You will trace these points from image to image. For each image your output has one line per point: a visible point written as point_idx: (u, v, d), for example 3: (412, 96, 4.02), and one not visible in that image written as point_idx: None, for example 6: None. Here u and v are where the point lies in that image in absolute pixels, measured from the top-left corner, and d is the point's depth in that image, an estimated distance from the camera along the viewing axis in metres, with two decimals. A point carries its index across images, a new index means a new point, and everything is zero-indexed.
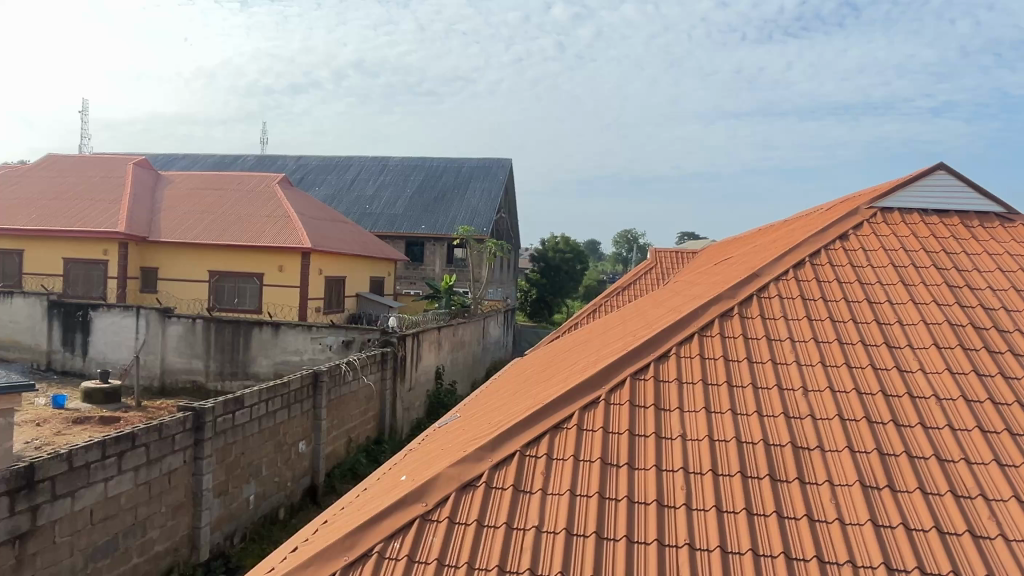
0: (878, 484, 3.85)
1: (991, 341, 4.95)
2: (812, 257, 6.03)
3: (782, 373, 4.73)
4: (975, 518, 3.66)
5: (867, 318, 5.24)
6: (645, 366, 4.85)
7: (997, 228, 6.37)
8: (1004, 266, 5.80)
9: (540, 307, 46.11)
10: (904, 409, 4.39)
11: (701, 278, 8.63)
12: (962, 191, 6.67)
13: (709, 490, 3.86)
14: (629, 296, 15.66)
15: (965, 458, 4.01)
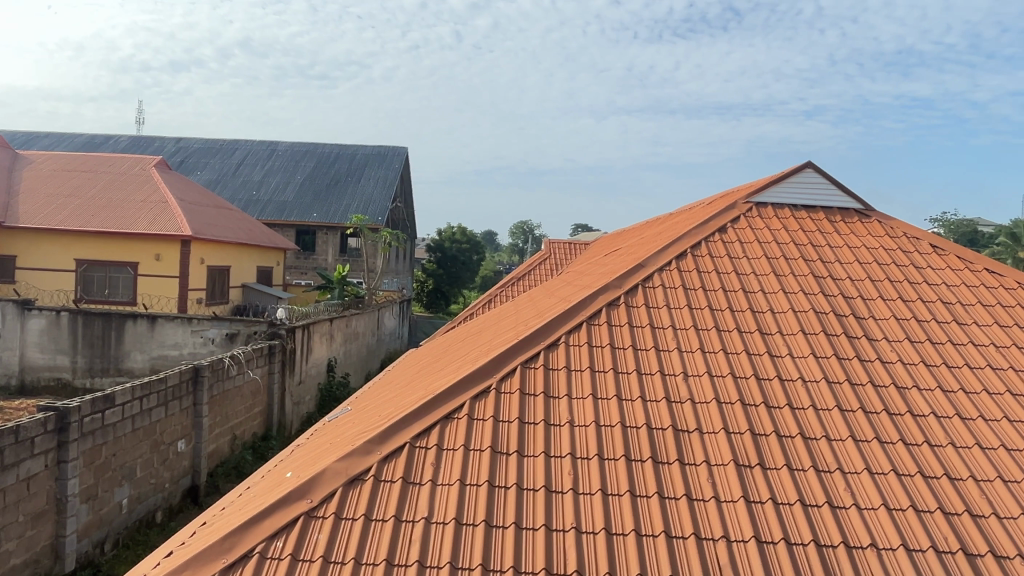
0: (750, 463, 4.10)
1: (849, 327, 5.38)
2: (693, 249, 6.33)
3: (665, 359, 4.94)
4: (833, 491, 3.96)
5: (742, 307, 5.56)
6: (535, 354, 4.92)
7: (856, 223, 6.92)
8: (861, 258, 6.31)
9: (436, 298, 45.88)
10: (773, 390, 4.69)
11: (592, 268, 8.86)
12: (826, 188, 7.16)
13: (595, 474, 3.96)
14: (523, 286, 15.85)
15: (826, 435, 4.34)
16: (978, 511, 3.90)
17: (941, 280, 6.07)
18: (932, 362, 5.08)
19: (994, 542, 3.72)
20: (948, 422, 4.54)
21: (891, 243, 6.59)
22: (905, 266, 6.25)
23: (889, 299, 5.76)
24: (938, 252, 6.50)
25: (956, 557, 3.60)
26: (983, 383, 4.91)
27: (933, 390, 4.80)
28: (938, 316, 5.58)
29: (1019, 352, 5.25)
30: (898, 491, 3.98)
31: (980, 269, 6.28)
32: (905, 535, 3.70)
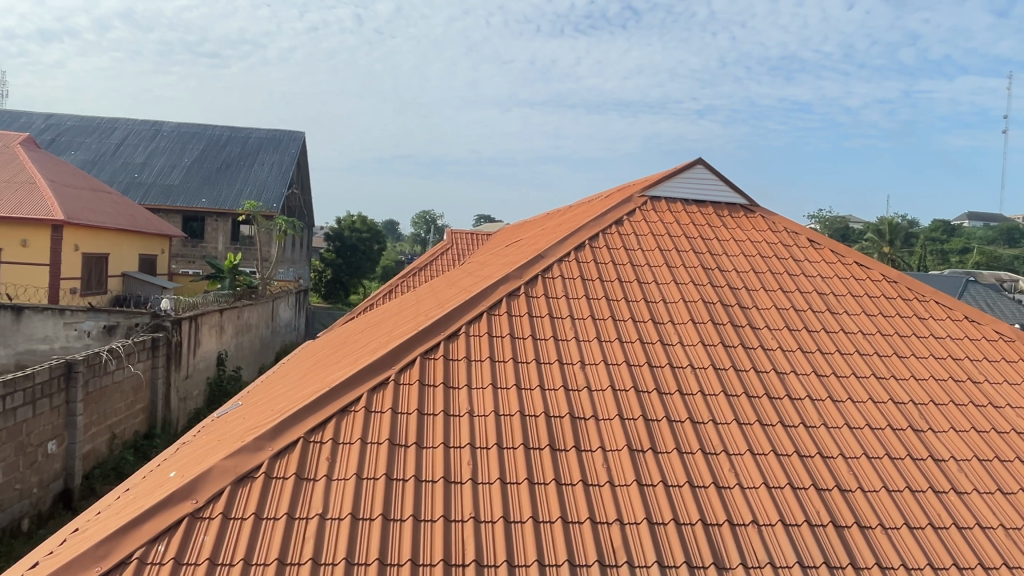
0: (643, 447, 4.24)
1: (735, 316, 5.67)
2: (591, 240, 6.47)
3: (562, 349, 5.04)
4: (719, 472, 4.17)
5: (636, 297, 5.75)
6: (435, 345, 4.89)
7: (742, 218, 7.29)
8: (746, 251, 6.67)
9: (335, 288, 44.73)
10: (664, 377, 4.88)
11: (493, 259, 8.90)
12: (715, 184, 7.50)
13: (494, 464, 3.98)
14: (424, 277, 15.71)
15: (713, 419, 4.56)
16: (846, 486, 4.22)
17: (816, 272, 6.51)
18: (808, 348, 5.44)
19: (859, 513, 4.04)
20: (821, 404, 4.88)
21: (772, 238, 7.00)
22: (785, 259, 6.65)
23: (771, 290, 6.12)
24: (814, 246, 6.96)
25: (826, 530, 3.88)
26: (851, 368, 5.30)
27: (808, 375, 5.14)
28: (814, 306, 5.98)
29: (883, 338, 5.71)
30: (777, 470, 4.24)
31: (851, 262, 6.77)
32: (782, 511, 3.96)
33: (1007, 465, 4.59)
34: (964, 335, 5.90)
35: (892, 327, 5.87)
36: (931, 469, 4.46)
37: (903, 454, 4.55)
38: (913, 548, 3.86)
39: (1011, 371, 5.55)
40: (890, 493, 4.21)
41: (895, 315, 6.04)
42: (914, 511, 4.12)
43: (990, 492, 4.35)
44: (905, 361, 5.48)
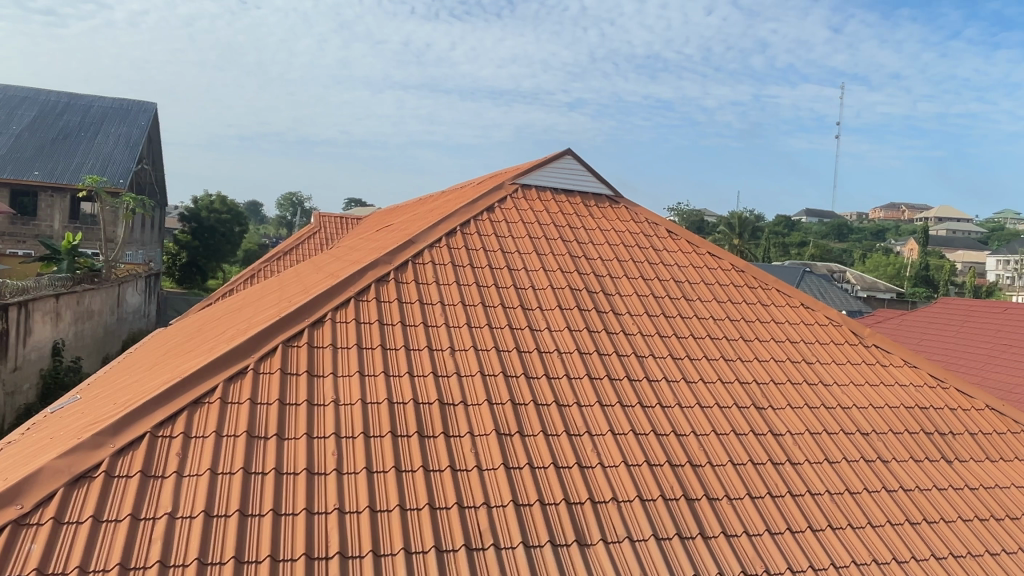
0: (510, 431, 4.32)
1: (599, 303, 5.89)
2: (462, 227, 6.47)
3: (432, 335, 5.01)
4: (582, 452, 4.33)
5: (506, 284, 5.83)
6: (299, 332, 4.70)
7: (607, 208, 7.57)
8: (611, 240, 6.94)
9: (190, 273, 41.80)
10: (532, 362, 4.99)
11: (362, 244, 8.69)
12: (582, 174, 7.71)
13: (360, 453, 3.90)
14: (289, 261, 15.05)
15: (577, 402, 4.72)
16: (697, 461, 4.52)
17: (674, 262, 6.88)
18: (664, 333, 5.76)
19: (707, 486, 4.34)
20: (676, 384, 5.19)
21: (634, 228, 7.32)
22: (646, 249, 6.98)
23: (633, 278, 6.40)
24: (672, 237, 7.35)
25: (679, 504, 4.14)
26: (703, 351, 5.67)
27: (665, 358, 5.45)
28: (671, 294, 6.33)
29: (731, 323, 6.15)
30: (636, 449, 4.47)
31: (704, 253, 7.22)
32: (640, 488, 4.17)
33: (834, 437, 5.09)
34: (800, 320, 6.47)
35: (739, 313, 6.33)
36: (771, 443, 4.87)
37: (746, 430, 4.92)
38: (753, 515, 4.20)
39: (838, 352, 6.15)
40: (735, 467, 4.55)
41: (742, 302, 6.52)
42: (755, 481, 4.48)
43: (819, 461, 4.81)
44: (749, 344, 5.93)
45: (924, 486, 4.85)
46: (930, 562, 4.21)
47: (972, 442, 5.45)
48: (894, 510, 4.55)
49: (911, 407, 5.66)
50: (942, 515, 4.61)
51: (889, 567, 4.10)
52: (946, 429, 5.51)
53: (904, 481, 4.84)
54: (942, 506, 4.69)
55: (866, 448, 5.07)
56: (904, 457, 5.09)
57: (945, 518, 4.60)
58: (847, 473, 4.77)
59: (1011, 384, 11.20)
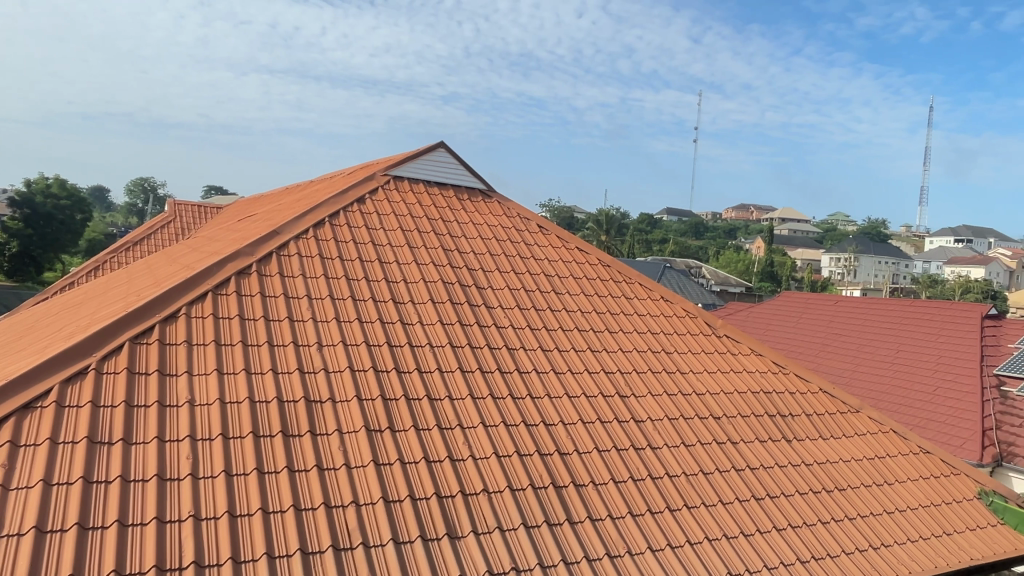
0: (381, 427, 4.24)
1: (471, 296, 5.92)
2: (331, 218, 6.27)
3: (299, 330, 4.81)
4: (453, 445, 4.34)
5: (377, 277, 5.72)
6: (149, 328, 4.37)
7: (480, 203, 7.61)
8: (483, 235, 6.99)
9: (24, 266, 36.78)
10: (403, 356, 4.94)
11: (222, 234, 8.22)
12: (456, 168, 7.69)
13: (218, 455, 3.68)
14: (140, 252, 13.96)
15: (449, 396, 4.72)
16: (565, 449, 4.67)
17: (544, 257, 7.04)
18: (535, 326, 5.88)
19: (574, 473, 4.50)
20: (545, 376, 5.32)
21: (507, 222, 7.42)
22: (518, 244, 7.09)
23: (504, 272, 6.49)
24: (543, 232, 7.51)
25: (548, 492, 4.25)
26: (571, 343, 5.84)
27: (535, 350, 5.57)
28: (541, 287, 6.47)
29: (598, 316, 6.39)
30: (506, 440, 4.54)
31: (573, 248, 7.44)
32: (510, 478, 4.25)
33: (690, 421, 5.43)
34: (660, 313, 6.83)
35: (606, 306, 6.59)
36: (633, 429, 5.11)
37: (611, 418, 5.14)
38: (617, 499, 4.40)
39: (694, 343, 6.55)
40: (600, 454, 4.74)
41: (608, 296, 6.78)
42: (619, 466, 4.69)
43: (676, 445, 5.11)
44: (615, 335, 6.19)
45: (768, 464, 5.27)
46: (772, 533, 4.58)
47: (808, 422, 6.00)
48: (742, 487, 4.92)
49: (756, 392, 6.13)
50: (782, 490, 5.03)
51: (737, 540, 4.42)
52: (787, 412, 6.02)
53: (750, 460, 5.24)
54: (782, 481, 5.13)
55: (717, 431, 5.43)
56: (751, 438, 5.50)
57: (785, 492, 5.02)
58: (701, 455, 5.10)
59: (842, 369, 12.47)
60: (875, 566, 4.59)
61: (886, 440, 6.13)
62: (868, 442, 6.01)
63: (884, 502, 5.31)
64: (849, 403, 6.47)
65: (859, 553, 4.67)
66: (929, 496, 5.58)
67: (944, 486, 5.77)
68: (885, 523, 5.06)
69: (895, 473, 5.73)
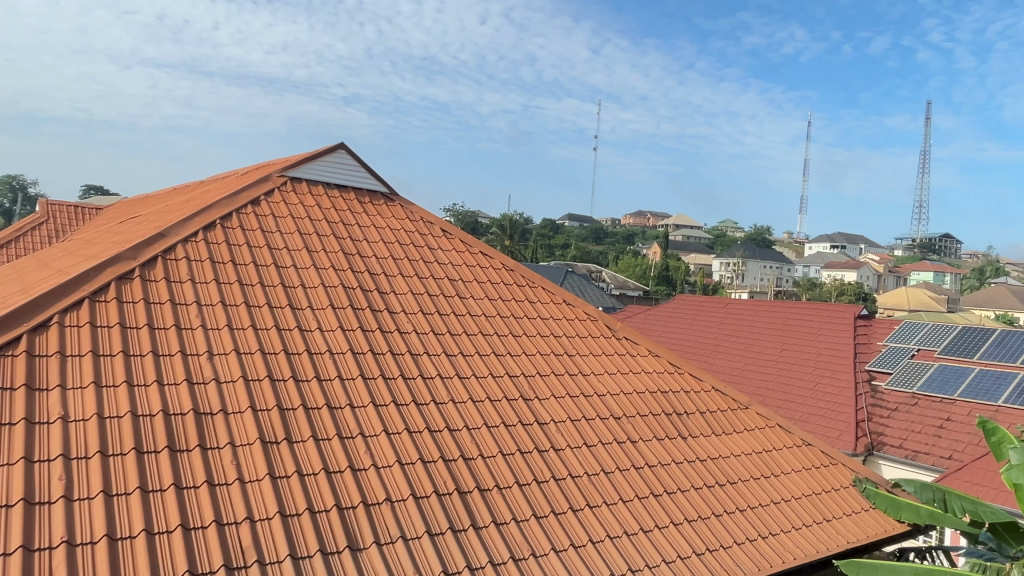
0: (276, 439, 4.07)
1: (373, 301, 5.80)
2: (223, 220, 5.98)
3: (187, 339, 4.55)
4: (354, 454, 4.23)
5: (273, 282, 5.49)
6: (16, 339, 4.01)
7: (382, 206, 7.48)
8: (386, 238, 6.87)
9: None
10: (301, 364, 4.77)
11: (102, 236, 7.68)
12: (357, 169, 7.52)
13: (95, 475, 3.42)
14: (6, 255, 12.80)
15: (350, 404, 4.60)
16: (469, 455, 4.66)
17: (448, 261, 7.01)
18: (439, 330, 5.84)
19: (479, 478, 4.50)
20: (449, 381, 5.29)
21: (409, 226, 7.33)
22: (421, 247, 7.02)
23: (408, 277, 6.41)
24: (447, 236, 7.47)
25: (452, 498, 4.22)
26: (475, 347, 5.84)
27: (439, 355, 5.53)
28: (445, 292, 6.44)
29: (501, 320, 6.42)
30: (409, 447, 4.47)
31: (477, 252, 7.44)
32: (413, 486, 4.19)
33: (592, 422, 5.54)
34: (563, 316, 6.95)
35: (510, 310, 6.64)
36: (537, 432, 5.16)
37: (514, 421, 5.17)
38: (521, 502, 4.43)
39: (595, 345, 6.70)
40: (504, 457, 4.76)
41: (511, 299, 6.83)
42: (523, 469, 4.73)
43: (579, 446, 5.20)
44: (519, 339, 6.23)
45: (665, 462, 5.46)
46: (670, 528, 4.75)
47: (701, 420, 6.26)
48: (641, 484, 5.07)
49: (654, 392, 6.34)
50: (678, 486, 5.23)
51: (637, 537, 4.55)
52: (683, 410, 6.27)
53: (649, 458, 5.41)
54: (678, 477, 5.33)
55: (617, 430, 5.58)
56: (649, 436, 5.69)
57: (681, 488, 5.23)
58: (602, 455, 5.22)
59: (732, 368, 13.13)
60: (763, 554, 4.85)
61: (772, 434, 6.49)
62: (757, 437, 6.35)
63: (771, 493, 5.62)
64: (739, 400, 6.81)
65: (749, 543, 4.91)
66: (811, 485, 5.95)
67: (824, 476, 6.17)
68: (772, 513, 5.36)
69: (780, 466, 6.07)
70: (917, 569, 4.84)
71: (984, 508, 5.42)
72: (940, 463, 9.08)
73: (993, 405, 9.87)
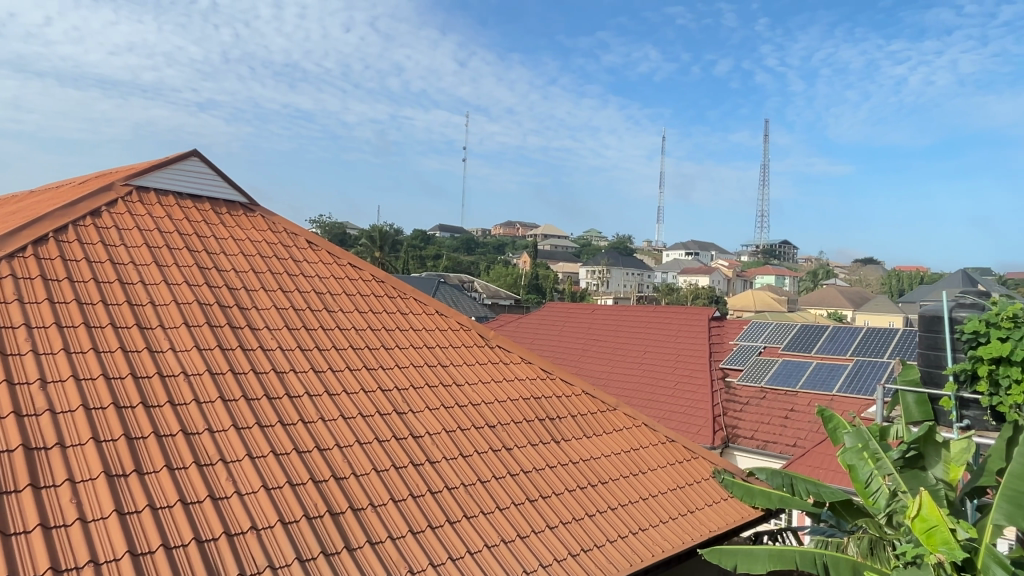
0: (124, 471, 3.74)
1: (234, 318, 5.48)
2: (57, 234, 5.42)
3: (13, 367, 4.06)
4: (214, 482, 3.97)
5: (118, 299, 5.04)
6: None
7: (242, 217, 7.09)
8: (246, 251, 6.51)
9: None
10: (152, 388, 4.40)
11: None
12: (212, 178, 7.07)
13: None
14: None
15: (208, 428, 4.31)
16: (341, 474, 4.50)
17: (314, 273, 6.77)
18: (306, 346, 5.61)
19: (352, 497, 4.35)
20: (318, 398, 5.10)
21: (272, 237, 7.00)
22: (285, 260, 6.73)
23: (271, 290, 6.11)
24: (312, 247, 7.22)
25: (323, 520, 4.06)
26: (345, 362, 5.67)
27: (306, 372, 5.31)
28: (311, 305, 6.20)
29: (372, 333, 6.27)
30: (276, 470, 4.25)
31: (345, 264, 7.23)
32: (281, 511, 3.98)
33: (467, 432, 5.54)
34: (436, 327, 6.90)
35: (381, 322, 6.50)
36: (411, 445, 5.09)
37: (388, 436, 5.06)
38: (396, 519, 4.34)
39: (469, 355, 6.70)
40: (378, 474, 4.65)
41: (382, 312, 6.70)
42: (398, 485, 4.64)
43: (454, 457, 5.18)
44: (391, 352, 6.12)
45: (539, 466, 5.56)
46: (546, 532, 4.84)
47: (573, 423, 6.42)
48: (517, 491, 5.13)
49: (528, 399, 6.43)
50: (553, 490, 5.34)
51: (515, 543, 4.60)
52: (555, 414, 6.40)
53: (524, 464, 5.49)
54: (553, 481, 5.44)
55: (492, 439, 5.61)
56: (524, 442, 5.77)
57: (556, 491, 5.34)
58: (478, 464, 5.23)
59: (600, 371, 13.64)
60: (634, 549, 5.06)
61: (639, 433, 6.78)
62: (624, 436, 6.61)
63: (640, 489, 5.87)
64: (608, 402, 7.05)
65: (620, 540, 5.11)
66: (676, 480, 6.28)
67: (687, 470, 6.52)
68: (641, 509, 5.60)
69: (647, 462, 6.35)
70: (771, 551, 5.23)
71: (825, 489, 5.99)
72: (786, 451, 9.89)
73: (829, 394, 10.90)
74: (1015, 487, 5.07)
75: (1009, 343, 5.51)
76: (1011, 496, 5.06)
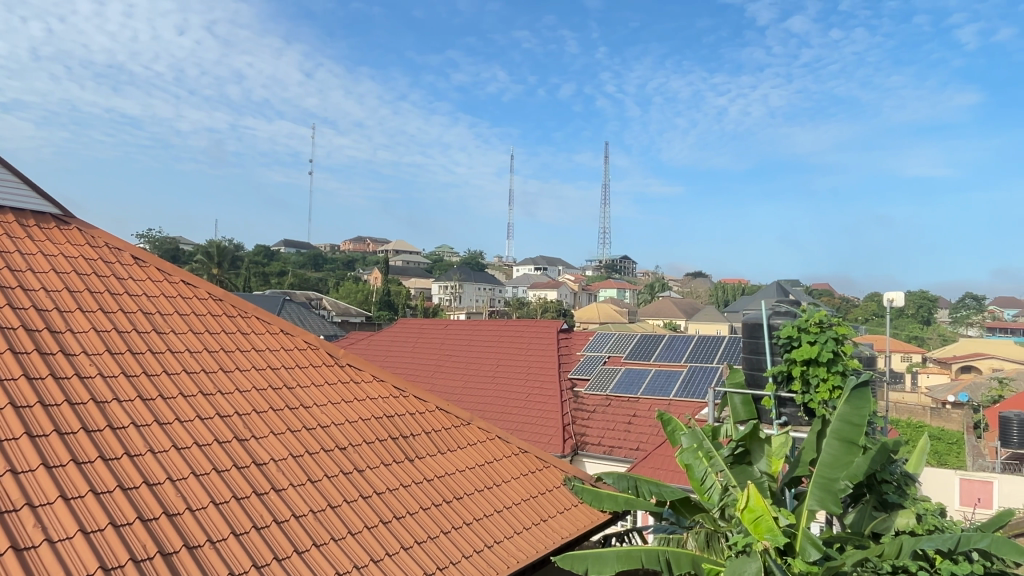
0: None
1: (43, 342, 4.88)
2: None
3: None
4: (18, 532, 3.49)
5: None
6: None
7: (53, 230, 6.36)
8: (58, 268, 5.83)
9: None
10: None
11: None
12: (19, 188, 6.28)
13: None
14: None
15: (10, 470, 3.79)
16: (174, 510, 4.14)
17: (142, 291, 6.22)
18: (131, 372, 5.12)
19: (186, 535, 4.01)
20: (146, 429, 4.67)
21: (92, 253, 6.34)
22: (108, 278, 6.12)
23: (90, 312, 5.51)
24: (139, 264, 6.63)
25: (153, 562, 3.71)
26: (178, 388, 5.24)
27: (132, 401, 4.84)
28: (138, 327, 5.68)
29: (209, 355, 5.86)
30: (96, 510, 3.83)
31: (179, 281, 6.70)
32: (103, 557, 3.58)
33: (315, 456, 5.30)
34: (281, 346, 6.57)
35: (219, 344, 6.08)
36: (254, 474, 4.80)
37: (228, 465, 4.74)
38: (238, 554, 4.06)
39: (317, 374, 6.44)
40: (216, 507, 4.33)
41: (222, 333, 6.28)
42: (239, 518, 4.35)
43: (302, 483, 4.95)
44: (231, 375, 5.74)
45: (392, 487, 5.45)
46: (400, 554, 4.74)
47: (427, 440, 6.35)
48: (369, 514, 4.99)
49: (381, 418, 6.28)
50: (407, 510, 5.25)
51: (368, 568, 4.46)
52: (409, 432, 6.31)
53: (376, 486, 5.34)
54: (406, 501, 5.35)
55: (343, 461, 5.42)
56: (376, 463, 5.63)
57: (410, 511, 5.25)
58: (328, 489, 5.03)
59: (454, 387, 13.64)
60: (489, 562, 5.09)
61: (492, 446, 6.84)
62: (478, 450, 6.65)
63: (494, 502, 5.93)
64: (462, 416, 7.06)
65: (476, 555, 5.11)
66: (529, 490, 6.39)
67: (539, 479, 6.65)
68: (496, 522, 5.65)
69: (501, 475, 6.43)
70: (619, 552, 5.49)
71: (666, 488, 6.35)
72: (630, 454, 10.41)
73: (667, 399, 11.64)
74: (827, 475, 5.63)
75: (817, 346, 6.23)
76: (823, 483, 5.61)
